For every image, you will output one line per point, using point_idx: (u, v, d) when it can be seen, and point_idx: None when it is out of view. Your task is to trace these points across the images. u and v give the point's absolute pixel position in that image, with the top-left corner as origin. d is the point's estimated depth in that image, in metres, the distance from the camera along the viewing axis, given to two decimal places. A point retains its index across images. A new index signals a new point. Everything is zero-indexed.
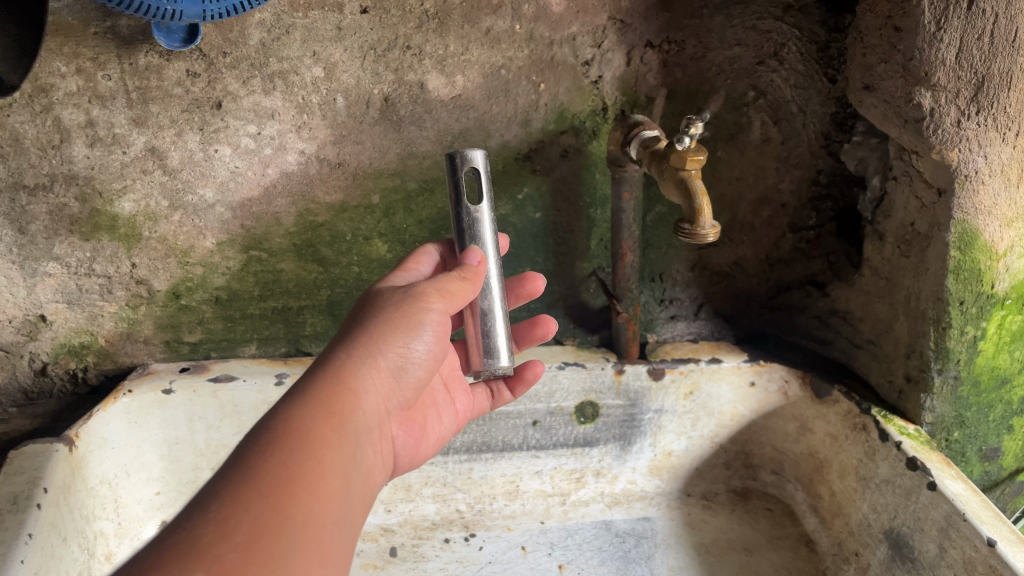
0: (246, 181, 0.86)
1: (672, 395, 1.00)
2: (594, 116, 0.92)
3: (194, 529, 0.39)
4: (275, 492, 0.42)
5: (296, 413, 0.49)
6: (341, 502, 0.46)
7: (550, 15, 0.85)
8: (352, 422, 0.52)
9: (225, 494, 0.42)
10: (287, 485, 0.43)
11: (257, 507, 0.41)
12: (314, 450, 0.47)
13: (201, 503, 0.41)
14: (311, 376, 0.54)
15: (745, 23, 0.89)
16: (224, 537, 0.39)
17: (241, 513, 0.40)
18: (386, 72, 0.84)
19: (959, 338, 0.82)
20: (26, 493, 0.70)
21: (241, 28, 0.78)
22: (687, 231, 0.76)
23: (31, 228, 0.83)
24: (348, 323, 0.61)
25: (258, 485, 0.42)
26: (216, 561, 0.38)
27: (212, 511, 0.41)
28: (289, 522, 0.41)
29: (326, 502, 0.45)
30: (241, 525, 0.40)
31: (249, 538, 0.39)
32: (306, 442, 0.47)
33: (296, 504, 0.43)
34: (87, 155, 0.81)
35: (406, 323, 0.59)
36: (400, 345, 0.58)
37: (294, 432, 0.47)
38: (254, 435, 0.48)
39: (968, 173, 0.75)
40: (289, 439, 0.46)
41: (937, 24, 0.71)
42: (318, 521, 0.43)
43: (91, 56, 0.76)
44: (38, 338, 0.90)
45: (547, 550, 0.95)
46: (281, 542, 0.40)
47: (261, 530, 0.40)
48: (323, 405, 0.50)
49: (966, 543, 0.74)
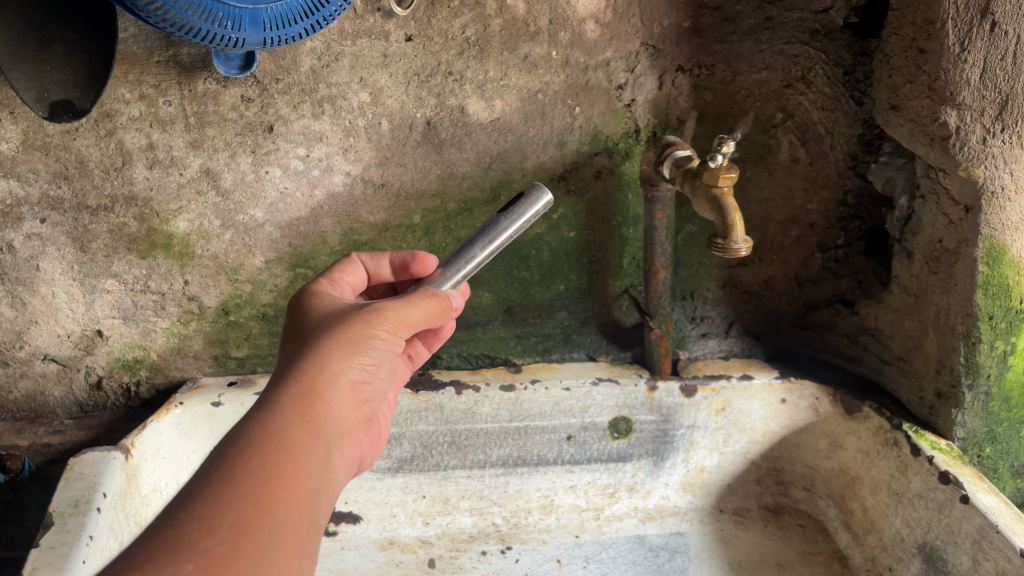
0: (294, 202, 0.90)
1: (704, 411, 1.02)
2: (626, 137, 0.95)
3: (178, 525, 0.37)
4: (256, 492, 0.39)
5: (268, 419, 0.44)
6: (319, 504, 0.43)
7: (585, 41, 0.89)
8: (327, 429, 0.47)
9: (208, 491, 0.39)
10: (263, 489, 0.40)
11: (237, 502, 0.38)
12: (290, 452, 0.43)
13: (183, 500, 0.39)
14: (284, 379, 0.49)
15: (774, 48, 0.92)
16: (209, 531, 0.37)
17: (223, 507, 0.38)
18: (428, 97, 0.88)
19: (988, 352, 0.84)
20: (86, 497, 0.74)
21: (293, 56, 0.83)
22: (720, 246, 0.79)
23: (93, 246, 0.88)
24: (312, 328, 0.55)
25: (239, 483, 0.40)
26: (202, 556, 0.36)
27: (193, 506, 0.38)
28: (271, 518, 0.39)
29: (307, 503, 0.42)
30: (225, 520, 0.37)
31: (234, 533, 0.37)
32: (284, 447, 0.43)
33: (277, 502, 0.40)
34: (146, 176, 0.86)
35: (380, 333, 0.53)
36: (368, 360, 0.52)
37: (269, 434, 0.43)
38: (227, 436, 0.43)
39: (994, 189, 0.78)
40: (261, 444, 0.42)
41: (962, 46, 0.74)
42: (300, 520, 0.40)
43: (154, 83, 0.81)
44: (95, 352, 0.94)
45: (582, 563, 0.97)
46: (260, 545, 0.38)
47: (240, 533, 0.37)
48: (303, 408, 0.46)
49: (999, 555, 0.75)
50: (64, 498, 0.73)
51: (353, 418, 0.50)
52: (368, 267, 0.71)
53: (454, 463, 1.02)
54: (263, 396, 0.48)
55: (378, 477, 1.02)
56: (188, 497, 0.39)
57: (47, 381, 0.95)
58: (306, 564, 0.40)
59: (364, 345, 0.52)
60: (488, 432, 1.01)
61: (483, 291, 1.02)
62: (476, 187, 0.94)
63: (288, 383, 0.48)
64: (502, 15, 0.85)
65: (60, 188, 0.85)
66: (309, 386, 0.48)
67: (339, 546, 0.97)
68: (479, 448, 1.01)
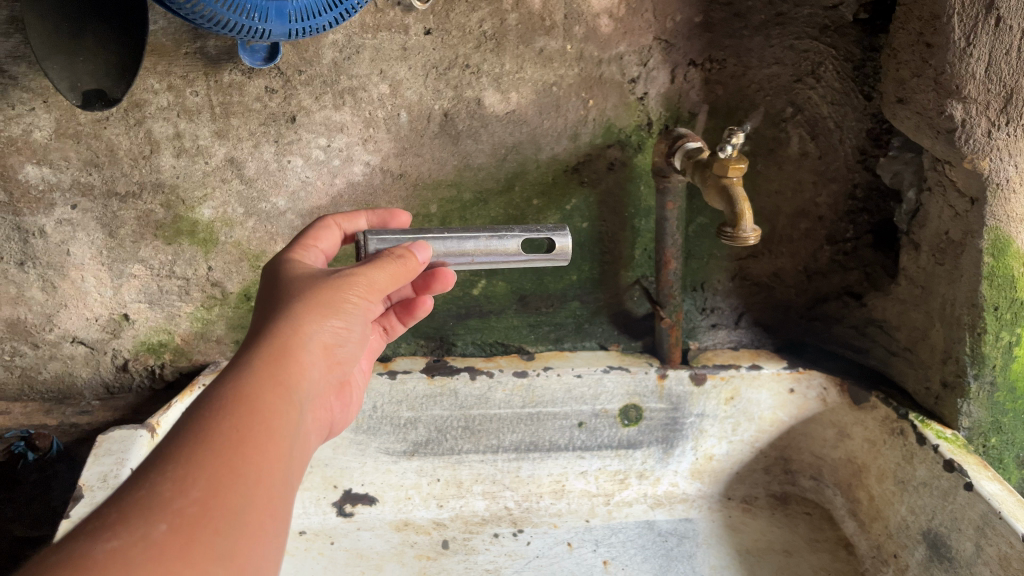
0: (315, 191, 0.93)
1: (714, 399, 1.04)
2: (639, 130, 0.97)
3: (152, 485, 0.39)
4: (226, 455, 0.42)
5: (241, 379, 0.46)
6: (291, 464, 0.46)
7: (599, 36, 0.91)
8: (299, 391, 0.49)
9: (183, 452, 0.41)
10: (233, 451, 0.42)
11: (209, 465, 0.41)
12: (262, 414, 0.45)
13: (157, 459, 0.41)
14: (257, 339, 0.50)
15: (784, 43, 0.94)
16: (182, 492, 0.39)
17: (195, 470, 0.40)
18: (446, 89, 0.90)
19: (994, 343, 0.85)
20: (114, 472, 0.77)
21: (316, 48, 0.86)
22: (729, 235, 0.81)
23: (120, 232, 0.91)
24: (284, 286, 0.56)
25: (210, 445, 0.42)
26: (175, 516, 0.38)
27: (166, 467, 0.40)
28: (242, 481, 0.41)
29: (275, 465, 0.44)
30: (198, 482, 0.40)
31: (206, 495, 0.40)
32: (256, 408, 0.45)
33: (248, 465, 0.42)
34: (173, 165, 0.88)
35: (351, 298, 0.54)
36: (341, 324, 0.54)
37: (241, 395, 0.45)
38: (200, 395, 0.46)
39: (999, 180, 0.79)
40: (233, 405, 0.44)
41: (967, 40, 0.75)
42: (270, 482, 0.43)
43: (182, 74, 0.84)
44: (121, 336, 0.97)
45: (593, 547, 0.99)
46: (230, 507, 0.40)
47: (211, 495, 0.40)
48: (273, 371, 0.48)
49: (1002, 540, 0.78)
50: (94, 473, 0.76)
51: (326, 380, 0.53)
52: (345, 229, 0.74)
53: (467, 448, 1.04)
54: (235, 354, 0.50)
55: (394, 460, 1.03)
56: (164, 457, 0.41)
57: (75, 363, 0.97)
58: (276, 524, 0.43)
59: (338, 309, 0.53)
60: (501, 418, 1.03)
61: (497, 280, 1.04)
62: (492, 177, 0.96)
63: (261, 343, 0.50)
64: (519, 10, 0.87)
65: (91, 175, 0.88)
66: (282, 348, 0.49)
67: (355, 527, 1.00)
68: (492, 433, 1.04)
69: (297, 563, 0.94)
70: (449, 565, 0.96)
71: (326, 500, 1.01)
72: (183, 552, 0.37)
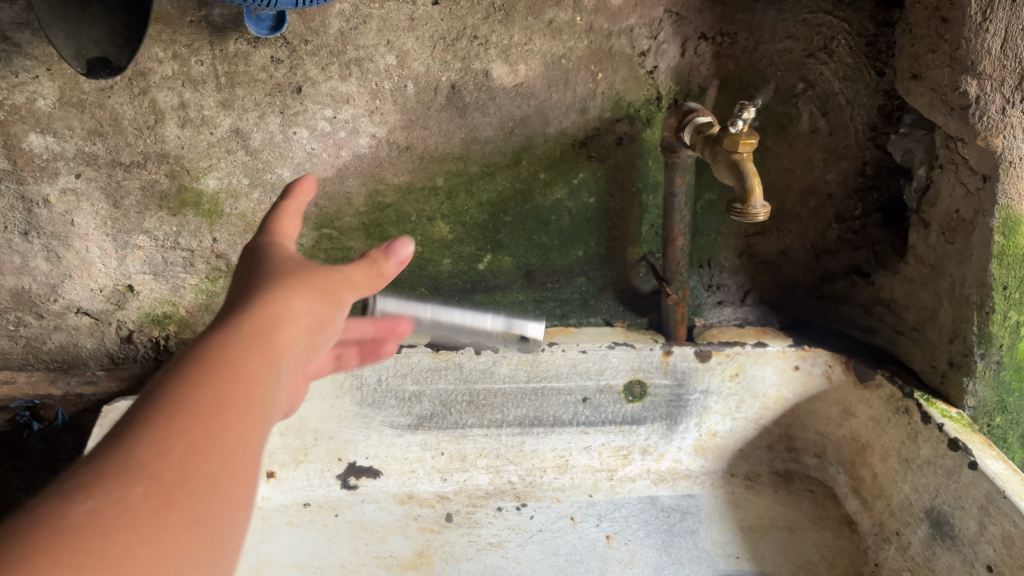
0: (321, 163, 0.92)
1: (718, 376, 1.04)
2: (648, 104, 0.96)
3: (123, 447, 0.33)
4: (210, 416, 0.35)
5: (227, 332, 0.40)
6: (259, 447, 0.37)
7: (610, 8, 0.89)
8: (288, 355, 0.41)
9: (159, 409, 0.34)
10: (220, 411, 0.36)
11: (190, 424, 0.34)
12: (250, 373, 0.38)
13: (130, 418, 0.34)
14: (242, 295, 0.43)
15: (797, 17, 0.93)
16: (158, 454, 0.33)
17: (174, 430, 0.34)
18: (454, 61, 0.89)
19: (1002, 323, 0.85)
20: None
21: (322, 18, 0.84)
22: (738, 211, 0.80)
23: (125, 202, 0.90)
24: (268, 242, 0.48)
25: (189, 404, 0.35)
26: (150, 481, 0.32)
27: (141, 425, 0.34)
28: (226, 447, 0.35)
29: (255, 436, 0.36)
30: (179, 443, 0.33)
31: (186, 457, 0.33)
32: (242, 368, 0.38)
33: (235, 430, 0.35)
34: (177, 135, 0.88)
35: (347, 286, 0.48)
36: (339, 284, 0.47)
37: (226, 352, 0.38)
38: (173, 354, 0.38)
39: (1012, 159, 0.78)
40: (216, 362, 0.38)
41: (983, 15, 0.75)
42: (255, 453, 0.36)
43: (186, 43, 0.83)
44: (125, 307, 0.96)
45: (595, 521, 1.00)
46: (215, 477, 0.33)
47: (193, 459, 0.33)
48: (260, 328, 0.41)
49: (1006, 519, 0.78)
50: None
51: (305, 360, 0.44)
52: None
53: (472, 422, 1.04)
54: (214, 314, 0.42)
55: (399, 433, 1.03)
56: (143, 419, 0.34)
57: (80, 334, 0.97)
58: (242, 512, 0.34)
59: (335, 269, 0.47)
60: (506, 392, 1.03)
61: (504, 255, 1.02)
62: (499, 151, 0.95)
63: (248, 298, 0.43)
64: None
65: (95, 145, 0.87)
66: (272, 301, 0.42)
67: (359, 499, 1.00)
68: (496, 407, 1.04)
69: (303, 534, 0.95)
70: (454, 538, 0.96)
71: (331, 473, 1.01)
72: (161, 518, 0.31)
